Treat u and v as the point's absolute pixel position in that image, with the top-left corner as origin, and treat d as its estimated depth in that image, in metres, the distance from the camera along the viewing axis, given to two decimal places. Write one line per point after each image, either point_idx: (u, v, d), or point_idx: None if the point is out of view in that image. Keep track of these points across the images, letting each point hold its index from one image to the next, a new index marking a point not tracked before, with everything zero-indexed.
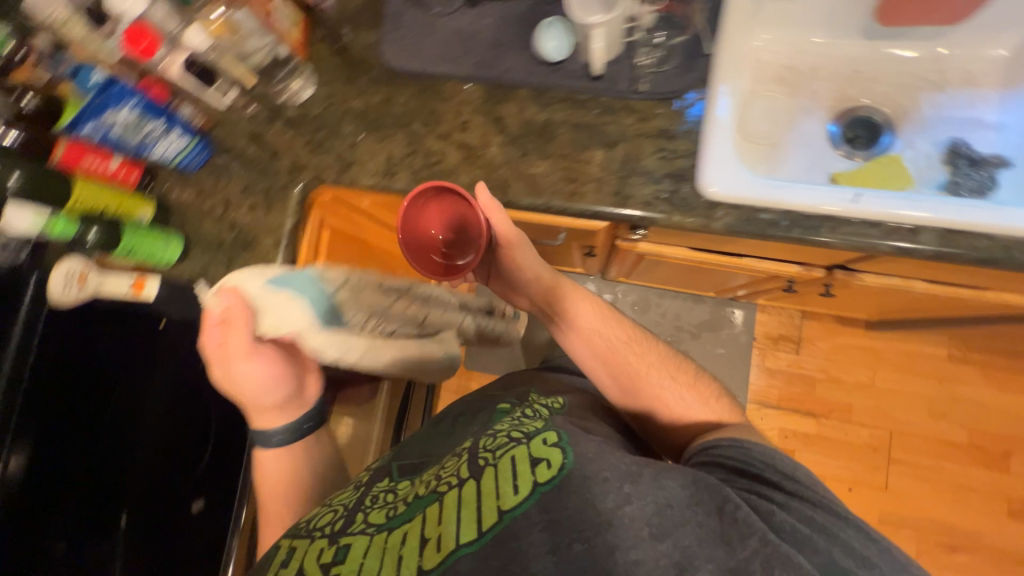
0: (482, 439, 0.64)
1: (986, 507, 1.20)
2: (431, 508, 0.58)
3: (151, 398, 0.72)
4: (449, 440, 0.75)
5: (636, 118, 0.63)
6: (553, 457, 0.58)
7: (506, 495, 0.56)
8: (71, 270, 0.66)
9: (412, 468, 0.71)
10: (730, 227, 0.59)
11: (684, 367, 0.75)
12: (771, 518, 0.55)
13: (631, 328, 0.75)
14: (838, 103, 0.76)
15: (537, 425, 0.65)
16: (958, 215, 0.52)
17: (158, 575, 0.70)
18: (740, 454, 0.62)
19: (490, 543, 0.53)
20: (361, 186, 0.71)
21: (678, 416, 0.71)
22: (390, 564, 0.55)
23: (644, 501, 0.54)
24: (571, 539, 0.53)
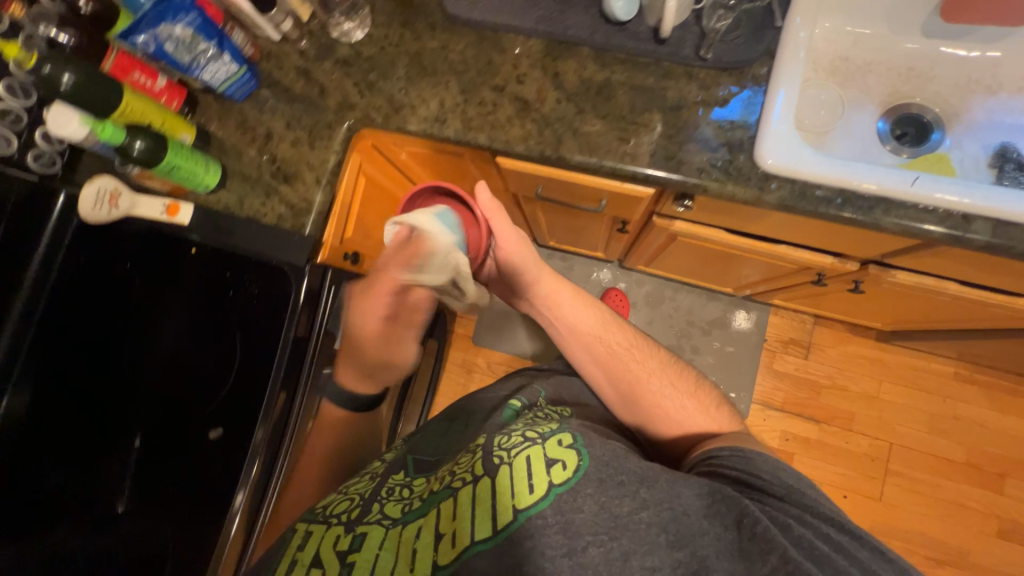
0: (497, 437, 0.61)
1: (978, 525, 1.21)
2: (445, 503, 0.57)
3: (167, 318, 0.74)
4: (463, 435, 0.72)
5: (697, 87, 0.63)
6: (569, 458, 0.57)
7: (521, 495, 0.54)
8: (102, 189, 0.70)
9: (429, 460, 0.69)
10: (783, 200, 0.59)
11: (687, 376, 0.77)
12: (790, 533, 0.52)
13: (629, 334, 0.79)
14: (892, 98, 0.76)
15: (552, 425, 0.63)
16: (1004, 205, 0.53)
17: (165, 502, 0.69)
18: (753, 466, 0.62)
19: (504, 543, 0.52)
20: (410, 130, 0.71)
21: (678, 423, 0.73)
22: (404, 559, 0.54)
23: (659, 508, 0.54)
24: (587, 542, 0.51)
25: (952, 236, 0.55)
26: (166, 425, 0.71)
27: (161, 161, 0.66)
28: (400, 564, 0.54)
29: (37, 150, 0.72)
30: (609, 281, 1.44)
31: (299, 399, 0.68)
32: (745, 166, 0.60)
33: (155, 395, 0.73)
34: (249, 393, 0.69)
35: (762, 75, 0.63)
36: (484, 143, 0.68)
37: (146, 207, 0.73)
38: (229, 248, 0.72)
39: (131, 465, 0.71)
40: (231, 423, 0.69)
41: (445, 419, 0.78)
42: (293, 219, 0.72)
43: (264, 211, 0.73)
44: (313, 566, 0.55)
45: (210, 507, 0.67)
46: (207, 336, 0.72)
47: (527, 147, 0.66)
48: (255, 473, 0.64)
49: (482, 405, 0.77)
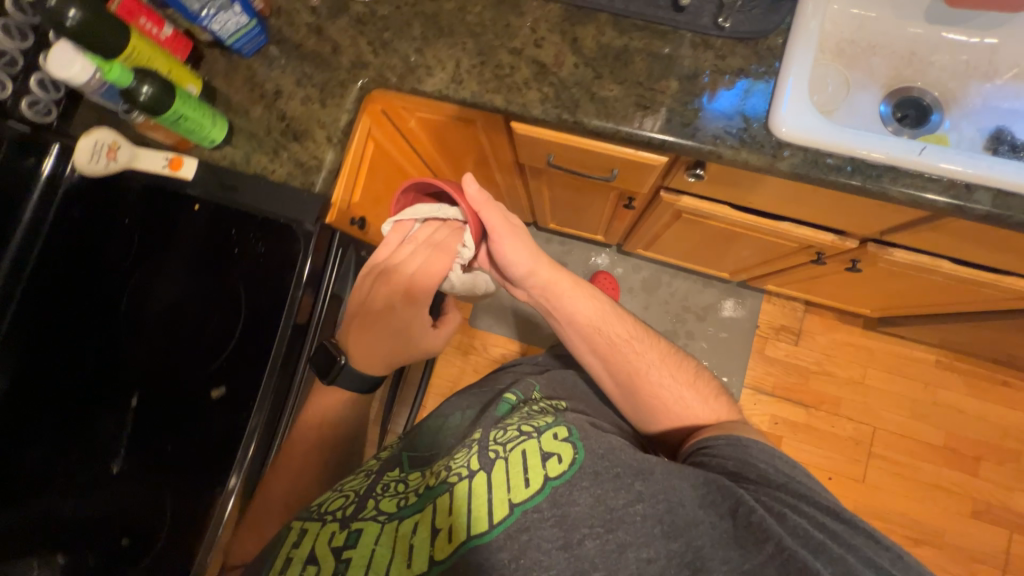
0: (492, 432, 0.62)
1: (956, 508, 1.25)
2: (440, 499, 0.56)
3: (167, 267, 0.71)
4: (457, 426, 0.73)
5: (713, 56, 0.66)
6: (564, 451, 0.58)
7: (516, 489, 0.54)
8: (101, 142, 0.72)
9: (425, 455, 0.68)
10: (795, 167, 0.61)
11: (685, 364, 0.78)
12: (785, 522, 0.51)
13: (629, 326, 0.77)
14: (893, 82, 0.79)
15: (546, 419, 0.63)
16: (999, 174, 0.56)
17: (160, 463, 0.66)
18: (748, 455, 0.60)
19: (500, 537, 0.52)
20: (425, 90, 0.70)
21: (678, 415, 0.73)
22: (400, 557, 0.54)
23: (655, 500, 0.53)
24: (583, 535, 0.51)
25: (956, 205, 0.58)
26: (164, 383, 0.68)
27: (166, 109, 0.64)
28: (396, 561, 0.53)
29: (32, 97, 0.74)
30: (606, 265, 1.46)
31: (295, 390, 0.70)
32: (759, 134, 0.62)
33: (151, 353, 0.69)
34: (255, 352, 0.67)
35: (777, 47, 0.65)
36: (501, 106, 0.68)
37: (145, 159, 0.74)
38: (232, 205, 0.72)
39: (126, 425, 0.67)
40: (234, 379, 0.67)
41: (439, 413, 0.78)
42: (302, 175, 0.73)
43: (273, 168, 0.73)
44: (309, 563, 0.55)
45: (208, 467, 0.65)
46: (211, 292, 0.70)
47: (544, 110, 0.66)
48: (252, 455, 0.65)
49: (472, 400, 0.78)
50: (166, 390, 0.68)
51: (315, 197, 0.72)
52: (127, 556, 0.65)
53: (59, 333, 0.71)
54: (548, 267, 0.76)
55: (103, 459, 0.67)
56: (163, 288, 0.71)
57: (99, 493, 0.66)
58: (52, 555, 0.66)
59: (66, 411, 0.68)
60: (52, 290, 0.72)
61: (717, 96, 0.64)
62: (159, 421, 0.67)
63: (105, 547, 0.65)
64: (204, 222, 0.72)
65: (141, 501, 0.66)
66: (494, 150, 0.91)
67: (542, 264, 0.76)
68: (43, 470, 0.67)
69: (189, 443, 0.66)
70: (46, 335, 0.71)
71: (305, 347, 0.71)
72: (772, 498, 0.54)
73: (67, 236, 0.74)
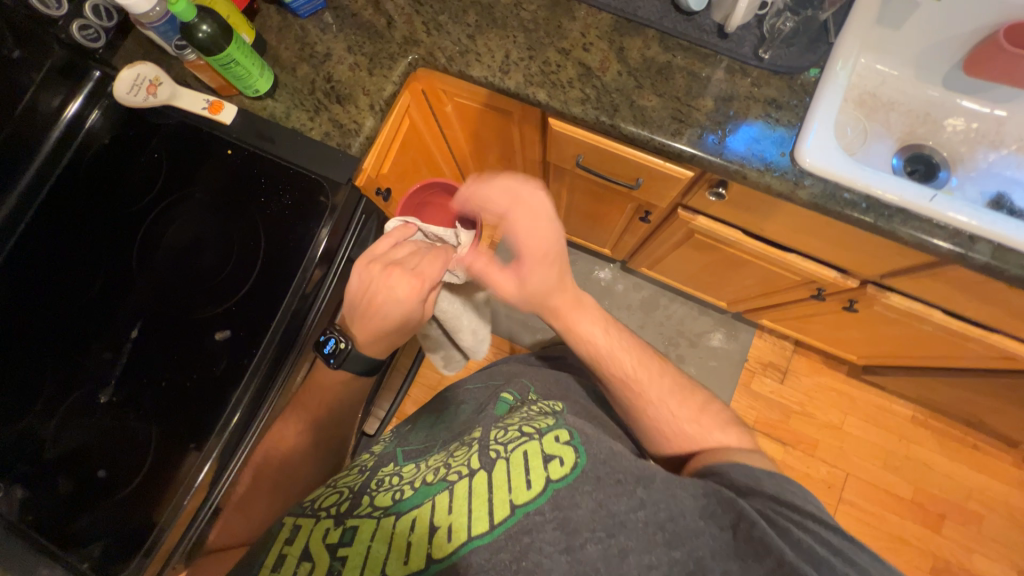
0: (493, 432, 0.58)
1: (916, 562, 1.27)
2: (439, 496, 0.51)
3: (188, 199, 0.72)
4: (453, 426, 0.68)
5: (749, 84, 0.71)
6: (566, 453, 0.52)
7: (518, 489, 0.49)
8: (142, 76, 0.72)
9: (418, 449, 0.65)
10: (813, 197, 0.65)
11: (694, 395, 0.68)
12: (788, 537, 0.47)
13: (629, 358, 0.67)
14: (907, 136, 0.84)
15: (547, 421, 0.58)
16: (986, 226, 0.62)
17: (148, 396, 0.65)
18: (750, 473, 0.55)
19: (501, 539, 0.46)
20: (474, 73, 0.73)
21: (691, 441, 0.64)
22: (396, 556, 0.47)
23: (656, 507, 0.48)
24: (584, 539, 0.45)
25: (958, 252, 0.63)
26: (169, 318, 0.67)
27: (219, 51, 0.65)
28: (392, 559, 0.47)
29: (84, 21, 0.75)
30: (608, 280, 1.48)
31: (293, 356, 0.68)
32: (783, 162, 0.66)
33: (159, 287, 0.69)
34: (269, 298, 0.67)
35: (810, 84, 0.71)
36: (543, 100, 0.71)
37: (186, 99, 0.75)
38: (265, 154, 0.73)
39: (120, 355, 0.66)
40: (240, 324, 0.67)
41: (432, 414, 0.77)
42: (339, 137, 0.75)
43: (311, 126, 0.75)
44: (303, 560, 0.49)
45: (201, 405, 0.64)
46: (232, 236, 0.70)
47: (583, 110, 0.70)
48: (236, 422, 0.64)
49: (468, 405, 0.73)
50: (170, 325, 0.67)
51: (349, 159, 0.73)
52: (102, 488, 0.63)
53: (63, 254, 0.69)
54: (536, 257, 0.66)
55: (91, 386, 0.65)
56: (182, 225, 0.71)
57: (82, 421, 0.64)
58: (14, 485, 0.63)
59: (60, 332, 0.67)
60: (67, 211, 0.71)
61: (743, 126, 0.68)
62: (157, 354, 0.66)
63: (80, 476, 0.63)
64: (234, 167, 0.73)
65: (125, 433, 0.64)
66: (524, 146, 0.94)
67: (530, 254, 0.65)
68: (26, 390, 0.65)
69: (183, 382, 0.65)
70: (51, 256, 0.69)
71: (309, 317, 0.70)
72: (778, 513, 0.50)
73: (95, 163, 0.75)
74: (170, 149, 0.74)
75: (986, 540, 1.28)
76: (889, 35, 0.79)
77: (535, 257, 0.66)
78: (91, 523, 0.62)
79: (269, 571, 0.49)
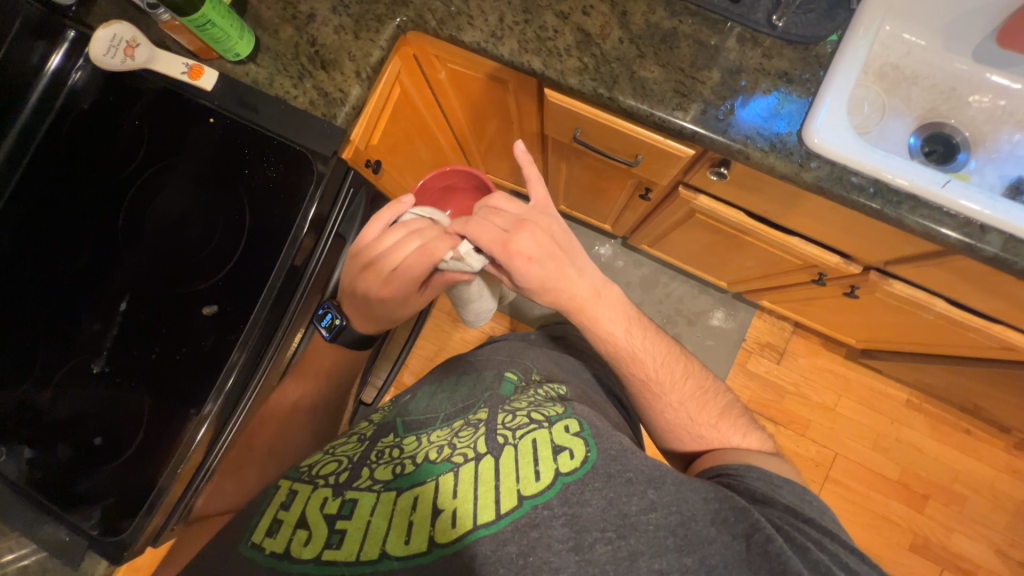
0: (500, 415, 0.54)
1: (896, 539, 1.30)
2: (443, 478, 0.48)
3: (172, 169, 0.70)
4: (457, 394, 0.62)
5: (759, 55, 0.66)
6: (577, 446, 0.50)
7: (526, 480, 0.46)
8: (119, 37, 0.68)
9: (420, 417, 0.59)
10: (820, 180, 0.62)
11: (713, 396, 0.67)
12: (807, 556, 0.45)
13: (652, 359, 0.65)
14: (928, 114, 0.80)
15: (557, 408, 0.55)
16: (1004, 217, 0.58)
17: (138, 368, 0.65)
18: (765, 482, 0.54)
19: (506, 529, 0.44)
20: (465, 39, 0.69)
21: (701, 438, 0.64)
22: (396, 534, 0.45)
23: (667, 510, 0.46)
24: (594, 539, 0.44)
25: (966, 242, 0.60)
26: (157, 290, 0.67)
27: (194, 12, 0.61)
28: (392, 537, 0.44)
29: None
30: (608, 256, 1.45)
31: (281, 330, 0.68)
32: (790, 141, 0.63)
33: (148, 259, 0.68)
34: (256, 273, 0.67)
35: (826, 56, 0.66)
36: (538, 69, 0.67)
37: (165, 63, 0.71)
38: (249, 123, 0.70)
39: (110, 327, 0.66)
40: (231, 300, 0.66)
41: (432, 379, 0.71)
42: (324, 106, 0.71)
43: (296, 93, 0.72)
44: (299, 528, 0.46)
45: (189, 381, 0.65)
46: (218, 209, 0.69)
47: (581, 81, 0.66)
48: (230, 385, 0.64)
49: (475, 371, 0.67)
50: (159, 297, 0.67)
51: (335, 130, 0.70)
52: (101, 454, 0.65)
53: (49, 224, 0.69)
54: (512, 226, 0.61)
55: (82, 357, 0.66)
56: (168, 195, 0.70)
57: (76, 390, 0.66)
58: (20, 446, 0.65)
59: (50, 304, 0.67)
60: (51, 180, 0.70)
61: (752, 100, 0.64)
62: (145, 327, 0.66)
63: (77, 444, 0.65)
64: (219, 136, 0.70)
65: (119, 403, 0.65)
66: (521, 117, 0.90)
67: (505, 223, 0.62)
68: (25, 357, 0.66)
69: (173, 355, 0.65)
70: (39, 226, 0.69)
71: (298, 291, 0.69)
72: (795, 529, 0.48)
73: (76, 127, 0.72)
74: (152, 115, 0.72)
75: (969, 520, 1.30)
76: (918, 1, 0.73)
77: (513, 225, 0.61)
78: (93, 485, 0.65)
79: (263, 535, 0.46)
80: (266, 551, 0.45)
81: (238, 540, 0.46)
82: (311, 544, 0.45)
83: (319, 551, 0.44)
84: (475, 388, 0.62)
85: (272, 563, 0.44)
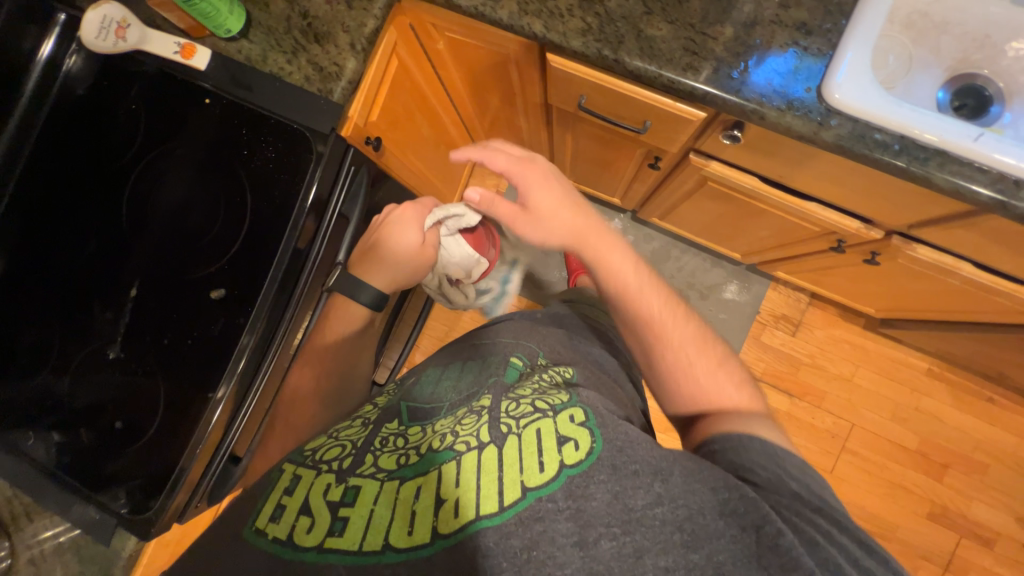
0: (504, 402, 0.54)
1: (913, 507, 1.29)
2: (446, 467, 0.48)
3: (171, 153, 0.69)
4: (463, 381, 0.62)
5: (776, 5, 0.62)
6: (582, 437, 0.49)
7: (529, 471, 0.46)
8: (108, 17, 0.65)
9: (425, 405, 0.58)
10: (840, 140, 0.58)
11: (714, 347, 0.65)
12: (815, 551, 0.42)
13: (651, 296, 0.65)
14: (958, 65, 0.77)
15: (562, 396, 0.55)
16: None
17: (150, 351, 0.66)
18: (768, 457, 0.51)
19: (510, 522, 0.44)
20: (459, 5, 0.66)
21: (694, 381, 0.61)
22: (398, 525, 0.45)
23: (675, 503, 0.45)
24: (599, 534, 0.43)
25: (999, 201, 0.57)
26: (165, 277, 0.67)
27: None
28: (395, 528, 0.45)
29: None
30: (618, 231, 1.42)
31: (292, 311, 0.69)
32: (808, 99, 0.59)
33: (157, 247, 0.68)
34: (259, 258, 0.66)
35: (848, 4, 0.62)
36: (539, 32, 0.64)
37: (158, 43, 0.69)
38: (244, 103, 0.69)
39: (122, 314, 0.67)
40: (237, 287, 0.66)
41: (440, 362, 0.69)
42: (320, 82, 0.70)
43: (290, 69, 0.70)
44: (302, 515, 0.47)
45: (199, 365, 0.65)
46: (219, 193, 0.68)
47: (584, 42, 0.63)
48: (242, 369, 0.65)
49: (481, 356, 0.66)
50: (167, 283, 0.67)
51: (332, 106, 0.69)
52: (122, 437, 0.66)
53: (59, 214, 0.69)
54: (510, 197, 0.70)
55: (98, 344, 0.67)
56: (170, 181, 0.69)
57: (94, 375, 0.67)
58: (48, 431, 0.67)
59: (64, 292, 0.68)
60: (53, 169, 0.70)
61: (768, 58, 0.60)
62: (155, 313, 0.67)
63: (99, 428, 0.67)
64: (216, 118, 0.69)
65: (135, 388, 0.66)
66: (524, 87, 0.86)
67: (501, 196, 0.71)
68: (47, 346, 0.68)
69: (184, 341, 0.66)
70: (53, 217, 0.69)
71: (303, 277, 0.69)
72: (802, 518, 0.45)
73: (72, 114, 0.71)
74: (149, 99, 0.71)
75: (989, 488, 1.29)
76: None
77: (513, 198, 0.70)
78: (117, 468, 0.66)
79: (267, 521, 0.47)
80: (269, 537, 0.45)
81: (237, 527, 0.47)
82: (314, 531, 0.45)
83: (320, 538, 0.45)
84: (477, 376, 0.62)
85: (275, 549, 0.44)
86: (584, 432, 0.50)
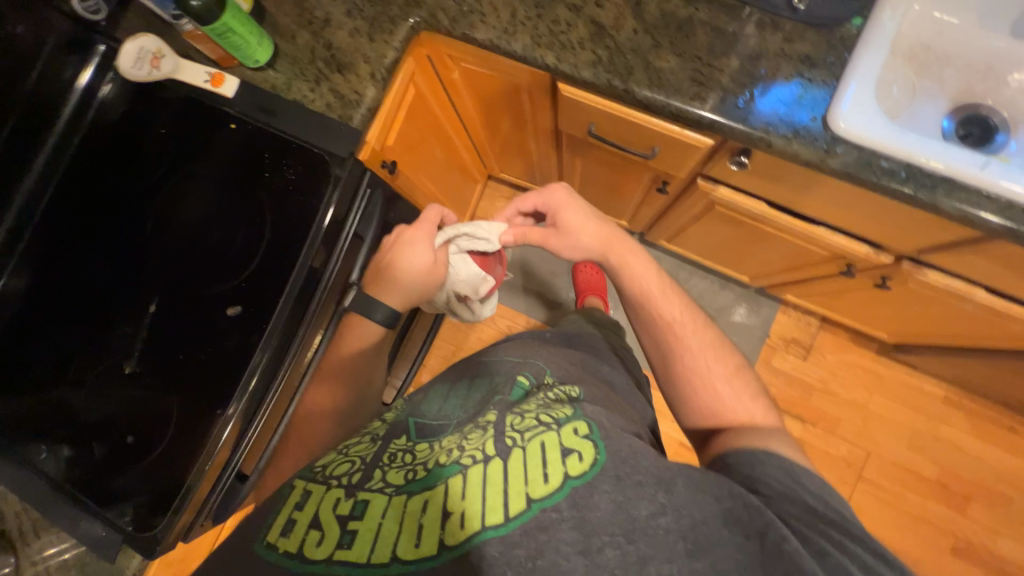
0: (509, 416, 0.54)
1: (935, 540, 1.24)
2: (451, 480, 0.47)
3: (195, 174, 0.72)
4: (471, 399, 0.62)
5: (780, 39, 0.64)
6: (586, 448, 0.48)
7: (534, 483, 0.46)
8: (145, 49, 0.69)
9: (434, 423, 0.58)
10: (847, 166, 0.59)
11: (733, 358, 0.68)
12: (823, 559, 0.42)
13: (672, 311, 0.70)
14: (961, 96, 0.78)
15: (565, 411, 0.54)
16: None
17: (165, 366, 0.67)
18: (785, 471, 0.51)
19: (516, 533, 0.43)
20: (476, 38, 0.69)
21: (708, 383, 0.64)
22: (406, 537, 0.45)
23: (678, 513, 0.44)
24: (602, 543, 0.43)
25: (1009, 226, 0.57)
26: (183, 293, 0.69)
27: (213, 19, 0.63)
28: (402, 540, 0.44)
29: None
30: None
31: (306, 327, 0.70)
32: (814, 127, 0.61)
33: (177, 264, 0.70)
34: (276, 275, 0.68)
35: (851, 37, 0.64)
36: (552, 63, 0.66)
37: (189, 73, 0.73)
38: (267, 128, 0.72)
39: (140, 329, 0.69)
40: (253, 303, 0.68)
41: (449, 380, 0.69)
42: (341, 108, 0.73)
43: (312, 97, 0.73)
44: (311, 528, 0.46)
45: (212, 380, 0.66)
46: (239, 212, 0.71)
47: (595, 73, 0.65)
48: (253, 386, 0.66)
49: (488, 375, 0.66)
50: (184, 299, 0.69)
51: (351, 131, 0.71)
52: (132, 451, 0.67)
53: (85, 231, 0.72)
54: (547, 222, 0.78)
55: (115, 358, 0.68)
56: (193, 201, 0.72)
57: (109, 389, 0.68)
58: (60, 445, 0.68)
59: (85, 307, 0.70)
60: (82, 189, 0.73)
61: (773, 88, 0.62)
62: (171, 328, 0.68)
63: (110, 442, 0.67)
64: (240, 141, 0.72)
65: (147, 402, 0.67)
66: (535, 114, 0.89)
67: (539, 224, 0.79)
68: (65, 360, 0.69)
69: (198, 356, 0.67)
70: (79, 234, 0.72)
71: (317, 293, 0.70)
72: (814, 530, 0.45)
73: (104, 137, 0.75)
74: (176, 123, 0.74)
75: (1014, 522, 1.24)
76: None
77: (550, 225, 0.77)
78: (125, 483, 0.66)
79: (277, 535, 0.46)
80: (279, 551, 0.45)
81: (247, 541, 0.47)
82: (323, 544, 0.45)
83: (329, 552, 0.44)
84: (484, 394, 0.62)
85: (286, 562, 0.44)
86: (589, 444, 0.49)
